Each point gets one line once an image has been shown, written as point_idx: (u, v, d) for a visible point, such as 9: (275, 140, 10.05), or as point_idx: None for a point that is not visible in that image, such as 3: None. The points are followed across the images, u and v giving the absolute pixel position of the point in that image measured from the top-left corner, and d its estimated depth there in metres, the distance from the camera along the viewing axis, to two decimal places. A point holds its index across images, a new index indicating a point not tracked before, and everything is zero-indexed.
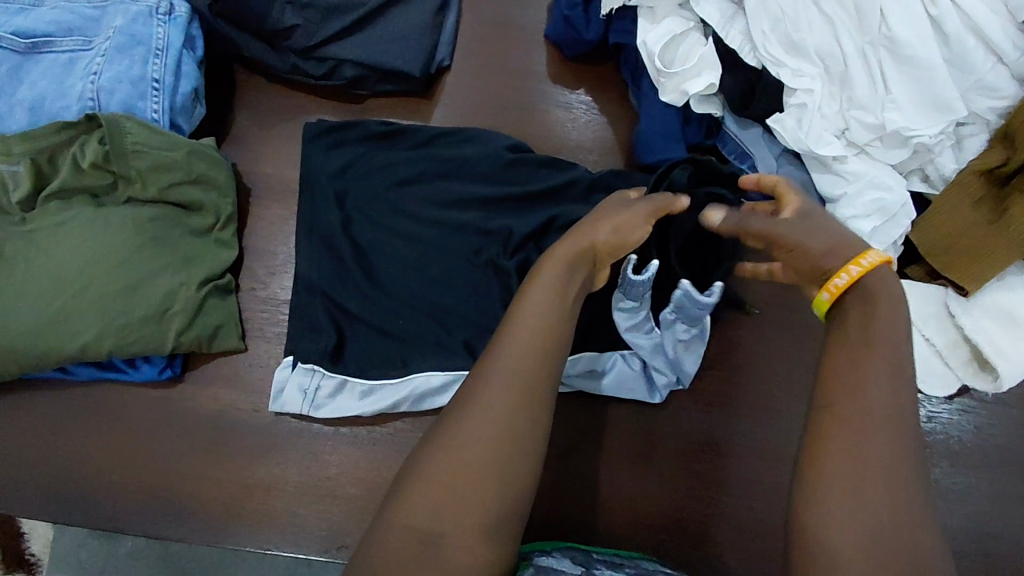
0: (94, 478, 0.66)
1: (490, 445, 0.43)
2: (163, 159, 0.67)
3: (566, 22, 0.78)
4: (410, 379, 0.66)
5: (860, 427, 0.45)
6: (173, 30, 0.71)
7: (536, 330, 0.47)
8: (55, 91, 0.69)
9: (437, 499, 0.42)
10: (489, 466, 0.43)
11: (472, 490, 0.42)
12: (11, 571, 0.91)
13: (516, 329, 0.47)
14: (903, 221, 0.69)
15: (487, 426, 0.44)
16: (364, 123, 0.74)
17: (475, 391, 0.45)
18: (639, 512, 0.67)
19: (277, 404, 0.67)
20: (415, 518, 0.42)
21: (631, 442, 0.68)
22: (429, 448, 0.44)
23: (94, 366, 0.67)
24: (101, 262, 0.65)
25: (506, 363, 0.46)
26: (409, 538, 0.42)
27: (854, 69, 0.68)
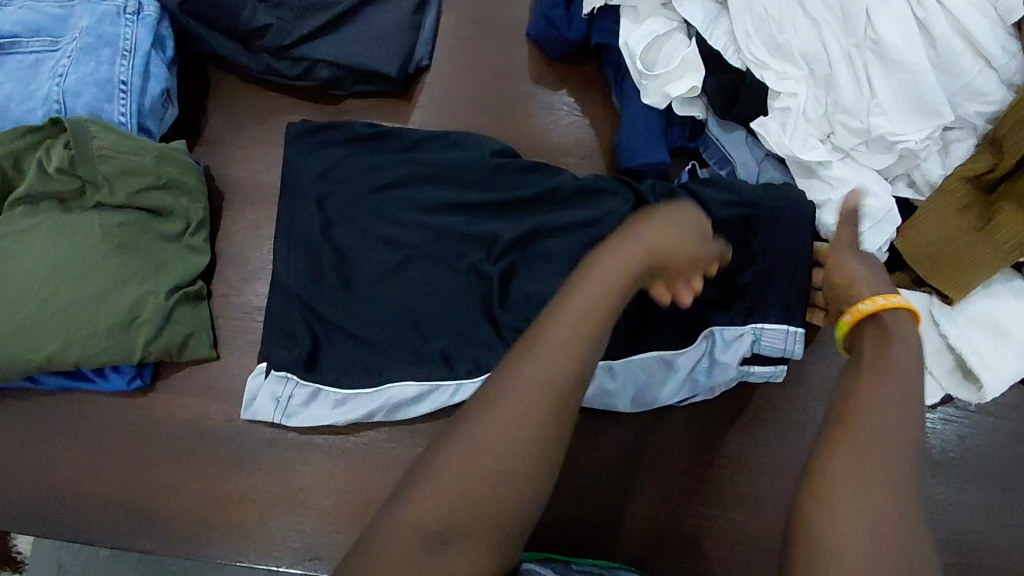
0: (64, 488, 0.65)
1: (508, 453, 0.42)
2: (130, 164, 0.65)
3: (548, 21, 0.76)
4: (385, 389, 0.65)
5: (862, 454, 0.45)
6: (142, 30, 0.69)
7: (571, 333, 0.44)
8: (20, 93, 0.68)
9: (443, 512, 0.41)
10: (498, 466, 0.42)
11: (481, 490, 0.41)
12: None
13: (554, 338, 0.44)
14: (888, 228, 0.68)
15: (510, 424, 0.42)
16: (348, 124, 0.72)
17: (502, 389, 0.43)
18: (619, 521, 0.66)
19: (249, 411, 0.66)
20: (420, 515, 0.41)
21: (613, 454, 0.67)
22: (447, 448, 0.42)
23: (63, 375, 0.66)
24: (68, 270, 0.63)
25: (541, 363, 0.43)
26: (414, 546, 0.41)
27: (839, 72, 0.66)
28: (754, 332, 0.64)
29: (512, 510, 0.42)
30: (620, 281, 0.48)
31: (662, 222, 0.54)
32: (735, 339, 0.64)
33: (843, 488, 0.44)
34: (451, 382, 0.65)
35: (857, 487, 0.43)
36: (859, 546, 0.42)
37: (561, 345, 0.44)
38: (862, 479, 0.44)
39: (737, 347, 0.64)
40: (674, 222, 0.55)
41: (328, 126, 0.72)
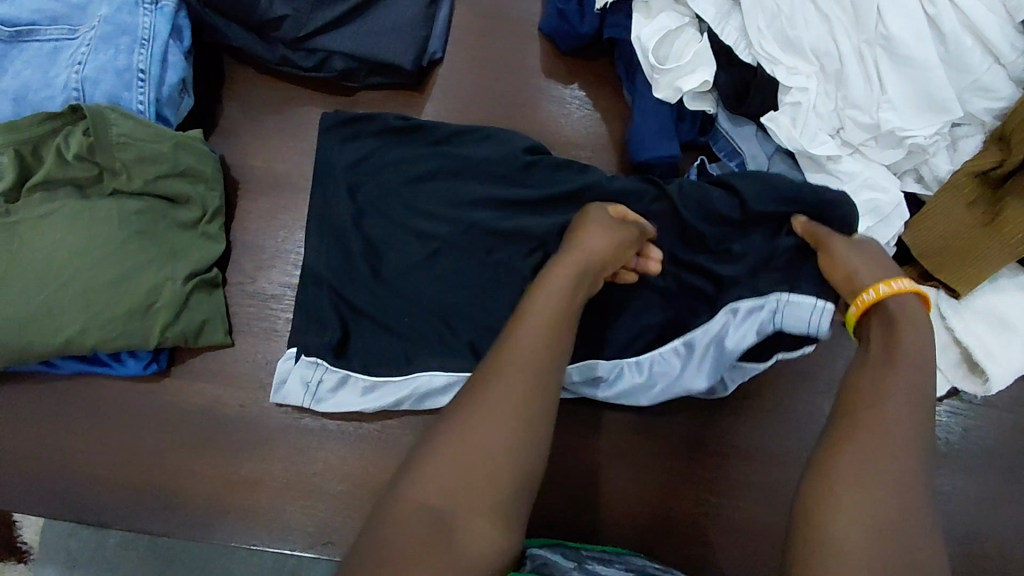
0: (77, 472, 0.66)
1: (501, 429, 0.46)
2: (148, 151, 0.66)
3: (560, 16, 0.77)
4: (415, 376, 0.66)
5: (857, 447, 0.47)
6: (160, 19, 0.70)
7: (542, 324, 0.51)
8: (39, 80, 0.69)
9: (444, 486, 0.44)
10: (492, 440, 0.45)
11: (478, 464, 0.45)
12: (3, 558, 0.95)
13: (527, 327, 0.51)
14: (896, 223, 0.69)
15: (496, 404, 0.47)
16: (381, 116, 0.72)
17: (489, 375, 0.48)
18: (624, 507, 0.67)
19: (279, 395, 0.67)
20: (419, 498, 0.44)
21: (629, 441, 0.68)
22: (446, 428, 0.46)
23: (79, 360, 0.67)
24: (85, 255, 0.64)
25: (522, 352, 0.49)
26: (417, 519, 0.43)
27: (849, 69, 0.67)
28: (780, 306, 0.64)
29: (509, 491, 0.45)
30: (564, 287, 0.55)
31: (581, 241, 0.59)
32: (761, 315, 0.64)
33: (849, 476, 0.46)
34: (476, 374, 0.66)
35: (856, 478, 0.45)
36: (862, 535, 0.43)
37: (524, 346, 0.49)
38: (865, 470, 0.46)
39: (763, 324, 0.64)
40: (591, 224, 0.61)
41: (359, 118, 0.72)
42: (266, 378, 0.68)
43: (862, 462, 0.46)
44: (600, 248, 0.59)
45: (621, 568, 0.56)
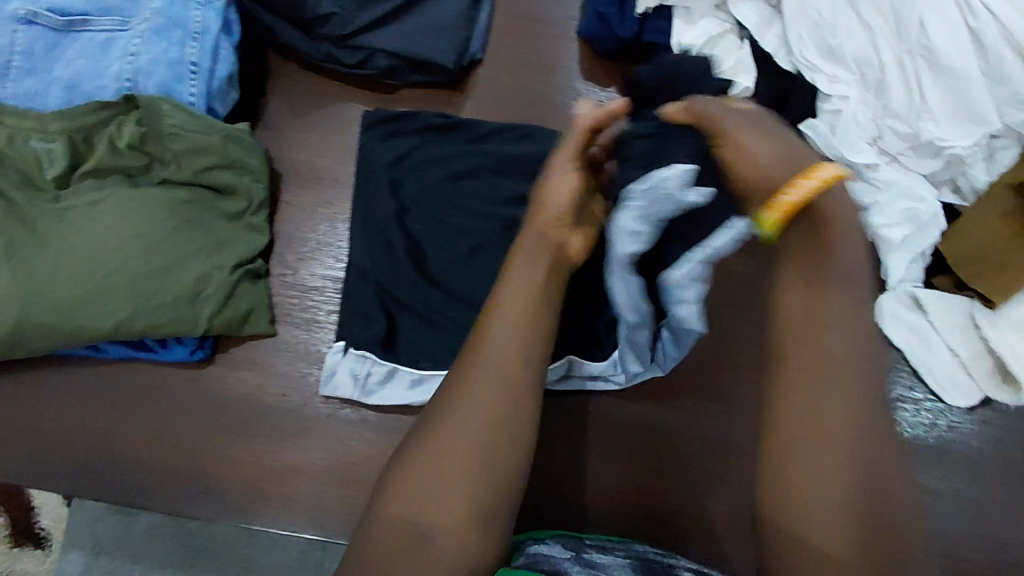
0: (119, 456, 0.67)
1: (471, 439, 0.49)
2: (199, 143, 0.67)
3: (600, 20, 0.77)
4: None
5: (826, 449, 0.45)
6: (211, 13, 0.70)
7: (512, 329, 0.52)
8: (92, 70, 0.70)
9: (421, 496, 0.48)
10: (462, 449, 0.49)
11: (453, 472, 0.48)
12: (20, 544, 0.98)
13: (494, 335, 0.52)
14: (933, 231, 0.70)
15: (463, 418, 0.49)
16: (421, 115, 0.74)
17: (464, 385, 0.51)
18: (624, 500, 0.68)
19: (328, 386, 0.68)
20: (402, 501, 0.48)
21: (629, 436, 0.69)
22: (427, 437, 0.50)
23: (125, 345, 0.68)
24: (134, 242, 0.65)
25: (489, 362, 0.51)
26: (401, 528, 0.48)
27: (890, 79, 0.69)
28: (643, 198, 0.54)
29: (486, 491, 0.48)
30: (534, 281, 0.54)
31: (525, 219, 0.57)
32: (635, 220, 0.54)
33: (816, 486, 0.44)
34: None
35: (822, 484, 0.44)
36: (829, 537, 0.44)
37: (491, 360, 0.51)
38: (831, 475, 0.44)
39: (635, 230, 0.54)
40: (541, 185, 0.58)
41: (403, 117, 0.74)
42: (306, 369, 0.69)
43: (829, 471, 0.44)
44: (543, 216, 0.56)
45: (619, 556, 0.57)
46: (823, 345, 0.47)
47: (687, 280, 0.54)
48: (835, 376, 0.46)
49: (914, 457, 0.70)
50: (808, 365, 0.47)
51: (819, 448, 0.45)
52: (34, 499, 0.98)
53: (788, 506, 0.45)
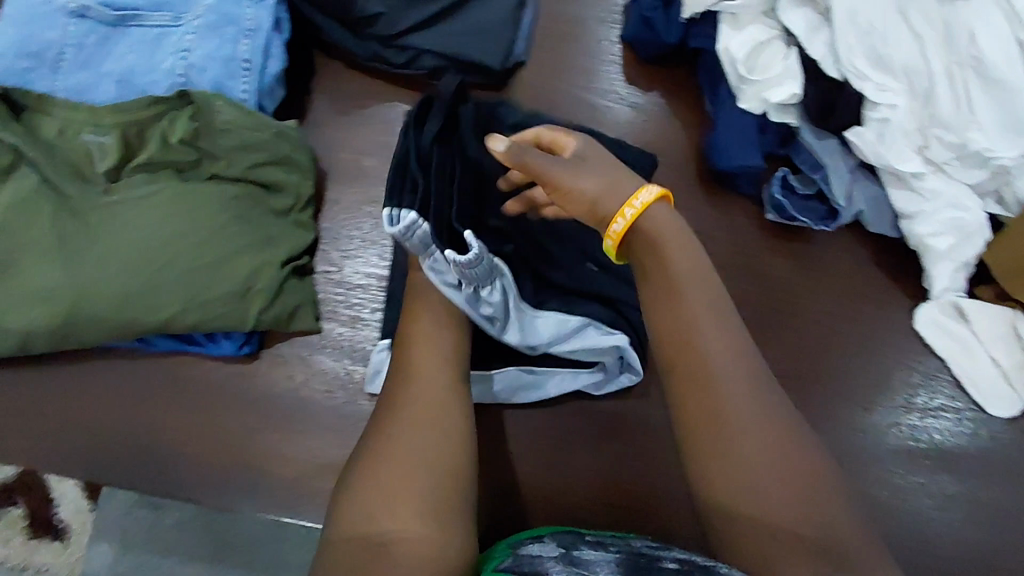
0: (163, 449, 0.67)
1: (409, 444, 0.53)
2: (251, 139, 0.68)
3: (646, 23, 0.78)
4: (509, 371, 0.68)
5: (740, 441, 0.48)
6: (263, 11, 0.71)
7: (430, 352, 0.59)
8: (145, 65, 0.70)
9: (370, 504, 0.50)
10: (400, 455, 0.52)
11: (396, 475, 0.51)
12: (39, 536, 0.98)
13: (415, 358, 0.59)
14: (978, 241, 0.71)
15: (403, 431, 0.54)
16: (467, 115, 0.74)
17: (399, 403, 0.56)
18: (585, 487, 0.68)
19: (373, 384, 0.68)
20: (353, 517, 0.50)
21: (585, 424, 0.70)
22: (372, 455, 0.53)
23: (173, 338, 0.69)
24: (184, 236, 0.66)
25: (415, 379, 0.57)
26: (360, 543, 0.49)
27: (939, 89, 0.69)
28: (400, 227, 0.59)
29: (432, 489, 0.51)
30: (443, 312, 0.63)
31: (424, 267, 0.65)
32: (440, 253, 0.61)
33: (744, 476, 0.48)
34: (568, 369, 0.69)
35: (745, 471, 0.48)
36: (775, 518, 0.47)
37: (417, 375, 0.58)
38: (751, 460, 0.48)
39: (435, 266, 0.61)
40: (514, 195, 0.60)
41: (430, 106, 0.68)
42: (351, 366, 0.70)
43: (746, 456, 0.48)
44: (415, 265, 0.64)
45: (614, 550, 0.55)
46: (699, 348, 0.51)
47: (473, 294, 0.63)
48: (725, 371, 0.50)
49: (957, 467, 0.70)
50: (703, 365, 0.50)
51: (734, 440, 0.48)
52: (54, 491, 0.99)
53: (723, 502, 0.48)
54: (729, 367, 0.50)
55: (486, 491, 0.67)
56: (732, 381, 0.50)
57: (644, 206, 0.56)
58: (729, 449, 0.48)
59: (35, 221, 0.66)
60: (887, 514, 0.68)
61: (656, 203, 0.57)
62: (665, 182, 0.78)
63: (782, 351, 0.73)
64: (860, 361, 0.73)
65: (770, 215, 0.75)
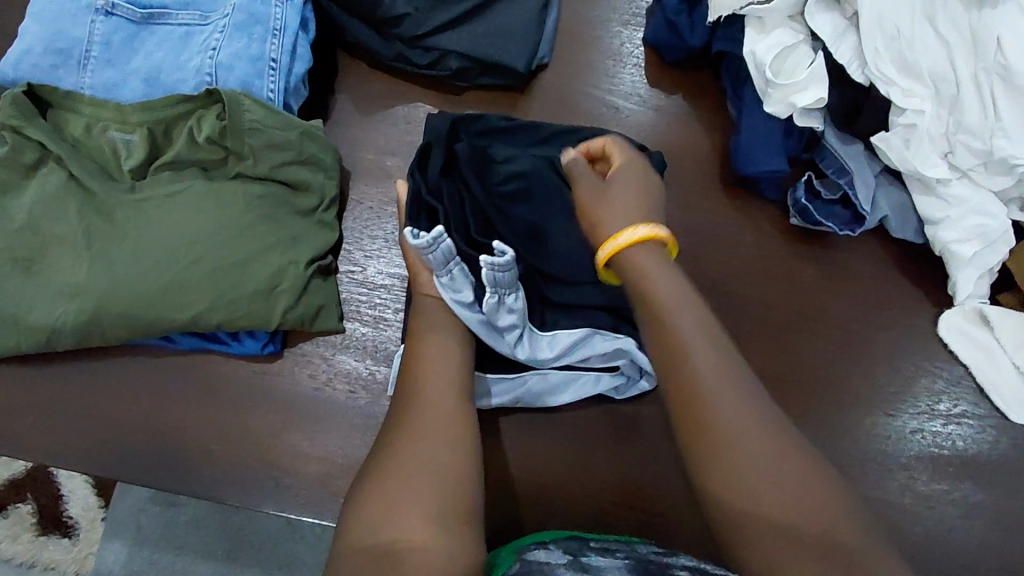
0: (185, 447, 0.67)
1: (419, 455, 0.53)
2: (277, 139, 0.67)
3: (670, 27, 0.77)
4: (531, 374, 0.68)
5: (741, 448, 0.48)
6: (290, 10, 0.71)
7: (435, 368, 0.61)
8: (171, 63, 0.71)
9: (381, 513, 0.49)
10: (411, 466, 0.52)
11: (408, 484, 0.51)
12: (48, 532, 0.97)
13: (419, 376, 0.60)
14: (1001, 248, 0.70)
15: (413, 444, 0.54)
16: (487, 116, 0.73)
17: (407, 420, 0.57)
18: (599, 491, 0.67)
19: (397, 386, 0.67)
20: (360, 528, 0.48)
21: (601, 428, 0.69)
22: (379, 470, 0.53)
23: (197, 336, 0.69)
24: (210, 234, 0.66)
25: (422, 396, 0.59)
26: (372, 551, 0.46)
27: (965, 96, 0.69)
28: (427, 239, 0.62)
29: (444, 498, 0.51)
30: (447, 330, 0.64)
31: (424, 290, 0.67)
32: (455, 270, 0.65)
33: (750, 485, 0.47)
34: (590, 373, 0.68)
35: (751, 479, 0.47)
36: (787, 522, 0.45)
37: (424, 392, 0.59)
38: (756, 465, 0.47)
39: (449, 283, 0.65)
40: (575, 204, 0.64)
41: (428, 151, 0.70)
42: (374, 366, 0.70)
43: (750, 461, 0.47)
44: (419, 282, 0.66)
45: (621, 558, 0.56)
46: (690, 361, 0.51)
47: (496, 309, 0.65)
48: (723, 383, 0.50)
49: (981, 474, 0.69)
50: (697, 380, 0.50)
51: (735, 448, 0.48)
52: (63, 488, 0.98)
53: (732, 513, 0.47)
54: (724, 378, 0.50)
55: (505, 492, 0.67)
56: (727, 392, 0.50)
57: (619, 249, 0.58)
58: (732, 456, 0.48)
59: (61, 217, 0.66)
60: (910, 521, 0.68)
61: (630, 247, 0.57)
62: (687, 185, 0.78)
63: (803, 356, 0.73)
64: (884, 366, 0.73)
65: (796, 220, 0.75)
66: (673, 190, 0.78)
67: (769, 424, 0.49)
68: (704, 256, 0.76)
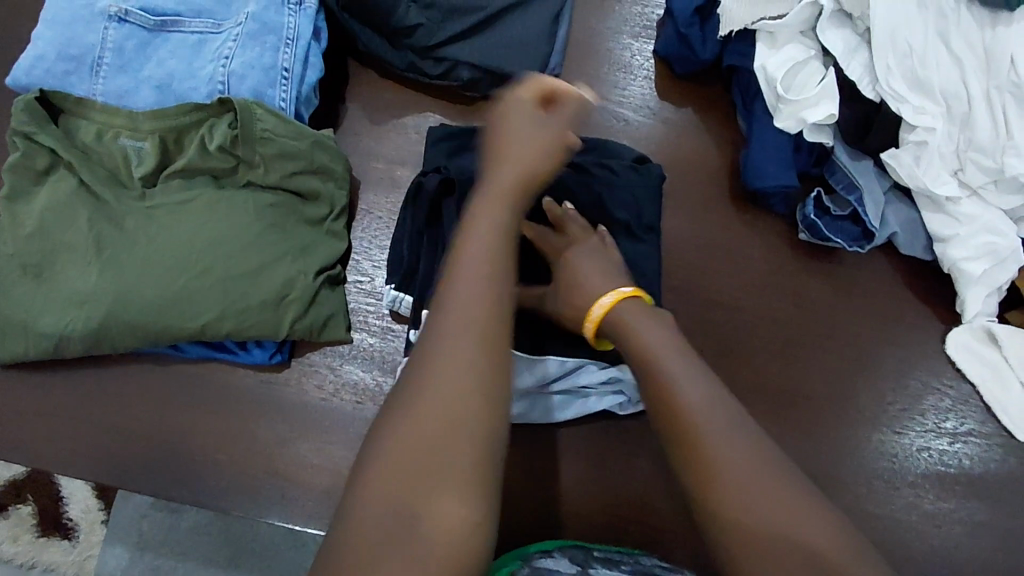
0: (191, 456, 0.67)
1: (450, 395, 0.44)
2: (288, 148, 0.67)
3: (681, 40, 0.77)
4: (533, 396, 0.68)
5: (732, 482, 0.47)
6: (303, 20, 0.72)
7: (475, 269, 0.49)
8: (183, 71, 0.71)
9: (404, 473, 0.42)
10: (442, 413, 0.44)
11: (432, 437, 0.43)
12: (48, 534, 0.97)
13: (457, 276, 0.49)
14: (1011, 266, 0.70)
15: (449, 374, 0.45)
16: None
17: (442, 340, 0.46)
18: (605, 506, 0.67)
19: None
20: (377, 487, 0.42)
21: (609, 443, 0.69)
22: (399, 409, 0.45)
23: (204, 345, 0.69)
24: (221, 243, 0.66)
25: (457, 301, 0.48)
26: (384, 518, 0.41)
27: (978, 113, 0.69)
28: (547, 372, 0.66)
29: (472, 462, 0.43)
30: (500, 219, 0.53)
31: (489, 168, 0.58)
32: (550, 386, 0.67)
33: (739, 514, 0.46)
34: (594, 391, 0.68)
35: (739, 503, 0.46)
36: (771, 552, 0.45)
37: (458, 299, 0.48)
38: (741, 497, 0.46)
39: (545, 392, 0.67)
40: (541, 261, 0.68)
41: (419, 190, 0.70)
42: (381, 377, 0.69)
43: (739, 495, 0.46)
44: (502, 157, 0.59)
45: (626, 571, 0.57)
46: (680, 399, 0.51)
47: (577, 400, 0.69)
48: (708, 423, 0.49)
49: (988, 493, 0.69)
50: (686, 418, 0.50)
51: (728, 480, 0.47)
52: (64, 490, 0.98)
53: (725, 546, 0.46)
54: (718, 410, 0.50)
55: (510, 503, 0.67)
56: (718, 428, 0.49)
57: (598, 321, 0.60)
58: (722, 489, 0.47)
59: (72, 224, 0.67)
60: (915, 538, 0.68)
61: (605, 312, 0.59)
62: (696, 198, 0.78)
63: (810, 370, 0.73)
64: (892, 382, 0.73)
65: (804, 235, 0.75)
66: (682, 203, 0.78)
67: (756, 453, 0.48)
68: (713, 270, 0.76)
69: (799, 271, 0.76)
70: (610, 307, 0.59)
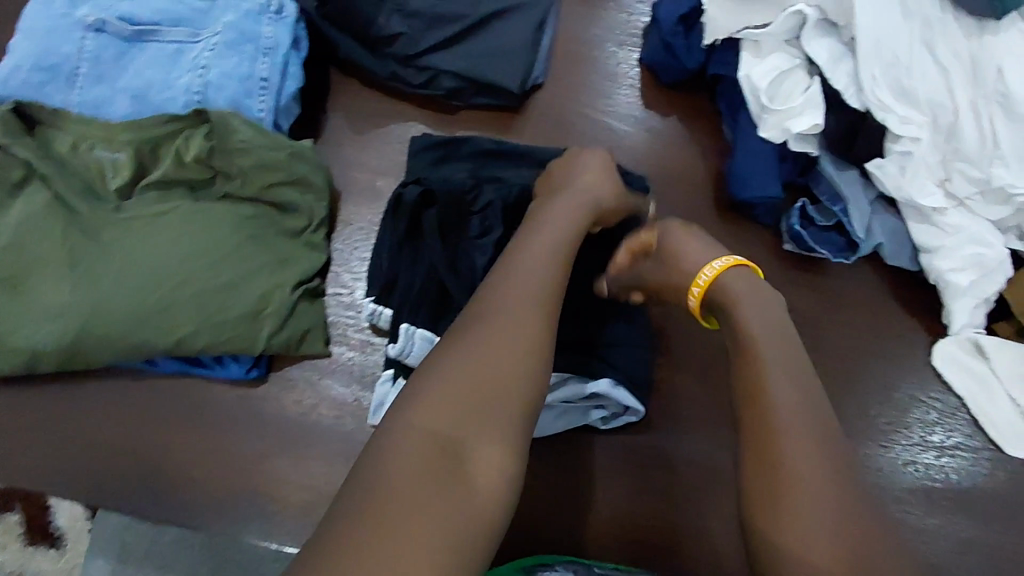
0: (167, 472, 0.66)
1: (514, 355, 0.47)
2: (266, 159, 0.67)
3: (666, 48, 0.77)
4: None
5: (802, 492, 0.43)
6: (282, 29, 0.71)
7: (544, 254, 0.54)
8: (160, 81, 0.70)
9: (459, 407, 0.44)
10: (501, 368, 0.46)
11: (492, 384, 0.46)
12: (34, 544, 0.96)
13: (528, 253, 0.54)
14: (998, 278, 0.69)
15: (511, 331, 0.48)
16: (474, 139, 0.74)
17: (512, 302, 0.50)
18: (595, 522, 0.66)
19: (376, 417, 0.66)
20: (430, 415, 0.44)
21: (597, 458, 0.68)
22: (462, 350, 0.47)
23: (181, 360, 0.68)
24: (196, 255, 0.65)
25: (525, 273, 0.52)
26: (431, 442, 0.43)
27: (964, 124, 0.68)
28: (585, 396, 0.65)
29: (518, 418, 0.46)
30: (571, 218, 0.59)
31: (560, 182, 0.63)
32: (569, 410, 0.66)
33: (798, 520, 0.43)
34: (577, 406, 0.67)
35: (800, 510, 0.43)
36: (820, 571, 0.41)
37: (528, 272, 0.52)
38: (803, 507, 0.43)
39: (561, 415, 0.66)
40: None
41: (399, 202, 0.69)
42: (360, 392, 0.68)
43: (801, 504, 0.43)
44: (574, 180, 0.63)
45: None
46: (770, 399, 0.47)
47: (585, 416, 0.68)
48: (788, 426, 0.46)
49: (976, 507, 0.68)
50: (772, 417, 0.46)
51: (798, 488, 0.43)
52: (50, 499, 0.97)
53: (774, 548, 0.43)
54: (803, 417, 0.46)
55: None
56: (803, 435, 0.45)
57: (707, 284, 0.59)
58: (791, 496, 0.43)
59: (46, 237, 0.65)
60: None
61: (718, 274, 0.58)
62: (682, 208, 0.77)
63: None
64: (880, 394, 0.72)
65: (789, 246, 0.74)
66: (667, 213, 0.77)
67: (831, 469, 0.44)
68: None
69: (786, 282, 0.75)
70: (726, 270, 0.58)
